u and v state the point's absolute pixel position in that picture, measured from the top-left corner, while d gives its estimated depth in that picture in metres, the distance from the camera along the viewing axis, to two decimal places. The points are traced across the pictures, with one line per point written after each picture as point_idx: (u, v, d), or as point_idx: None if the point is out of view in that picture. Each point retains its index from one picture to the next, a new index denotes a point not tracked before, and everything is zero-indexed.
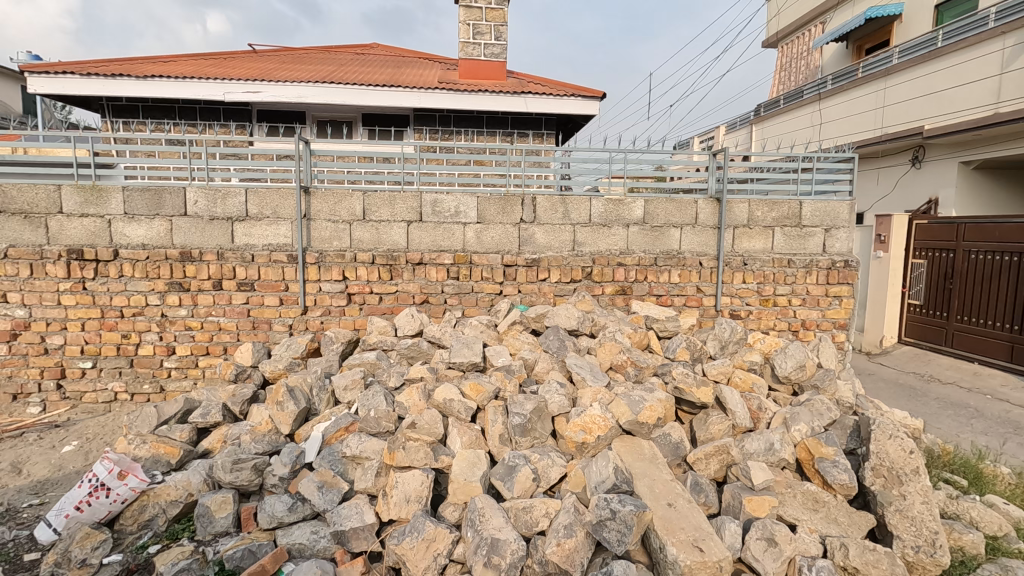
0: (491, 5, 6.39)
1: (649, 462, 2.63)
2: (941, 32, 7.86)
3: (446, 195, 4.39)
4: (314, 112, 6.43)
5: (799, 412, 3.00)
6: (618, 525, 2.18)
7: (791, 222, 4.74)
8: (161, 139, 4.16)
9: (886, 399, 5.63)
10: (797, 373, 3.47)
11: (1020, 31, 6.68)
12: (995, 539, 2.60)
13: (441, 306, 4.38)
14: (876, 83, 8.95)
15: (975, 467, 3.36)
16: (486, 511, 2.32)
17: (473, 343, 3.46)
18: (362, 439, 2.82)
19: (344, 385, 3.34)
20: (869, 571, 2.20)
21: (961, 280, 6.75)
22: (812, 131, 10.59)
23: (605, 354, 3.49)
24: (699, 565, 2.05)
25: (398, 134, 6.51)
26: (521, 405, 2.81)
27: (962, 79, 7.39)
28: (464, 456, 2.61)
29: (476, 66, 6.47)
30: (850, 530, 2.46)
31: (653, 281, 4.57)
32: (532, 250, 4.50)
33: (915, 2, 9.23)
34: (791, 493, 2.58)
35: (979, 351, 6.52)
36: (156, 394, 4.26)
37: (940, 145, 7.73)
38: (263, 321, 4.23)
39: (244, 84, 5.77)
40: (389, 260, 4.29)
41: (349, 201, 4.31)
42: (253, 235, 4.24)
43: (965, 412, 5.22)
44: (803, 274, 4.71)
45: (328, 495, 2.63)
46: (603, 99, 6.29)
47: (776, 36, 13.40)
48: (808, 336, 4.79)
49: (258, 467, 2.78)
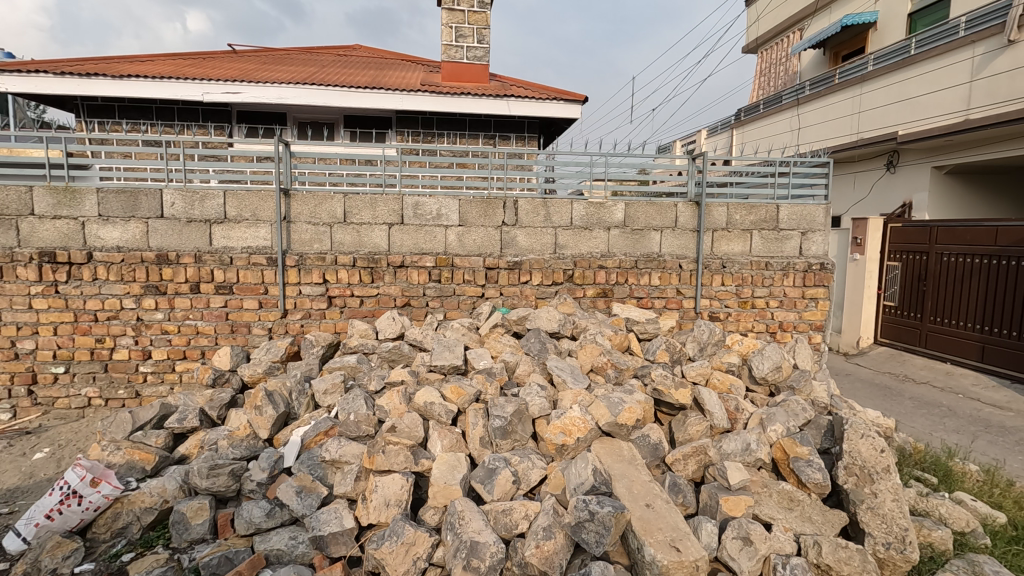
0: (473, 8, 6.39)
1: (628, 463, 2.65)
2: (913, 40, 8.06)
3: (428, 197, 4.37)
4: (295, 113, 6.39)
5: (775, 412, 3.05)
6: (597, 526, 2.19)
7: (768, 226, 4.82)
8: (138, 139, 4.09)
9: (862, 399, 5.74)
10: (774, 374, 3.52)
11: (988, 40, 6.89)
12: (963, 535, 2.68)
13: (423, 309, 4.37)
14: (852, 89, 9.15)
15: (945, 466, 3.44)
16: (466, 514, 2.32)
17: (454, 346, 3.47)
18: (341, 443, 2.81)
19: (324, 389, 3.33)
20: (842, 568, 2.24)
21: (934, 282, 6.93)
22: (791, 136, 10.80)
23: (586, 356, 3.51)
24: (676, 565, 2.08)
25: (380, 136, 6.49)
26: (502, 408, 2.82)
27: (935, 86, 7.60)
28: (445, 459, 2.62)
29: (458, 69, 6.48)
30: (823, 528, 2.50)
31: (634, 283, 4.61)
32: (514, 253, 4.51)
33: (889, 11, 9.46)
34: (767, 492, 2.62)
35: (952, 352, 6.68)
36: (132, 400, 4.18)
37: (914, 150, 7.92)
38: (241, 325, 4.19)
39: (223, 84, 5.70)
40: (370, 263, 4.27)
41: (330, 203, 4.27)
42: (231, 237, 4.19)
43: (938, 411, 5.34)
44: (780, 277, 4.79)
45: (307, 500, 2.60)
46: (584, 103, 6.32)
47: (755, 42, 13.62)
48: (785, 338, 4.87)
49: (235, 473, 2.77)
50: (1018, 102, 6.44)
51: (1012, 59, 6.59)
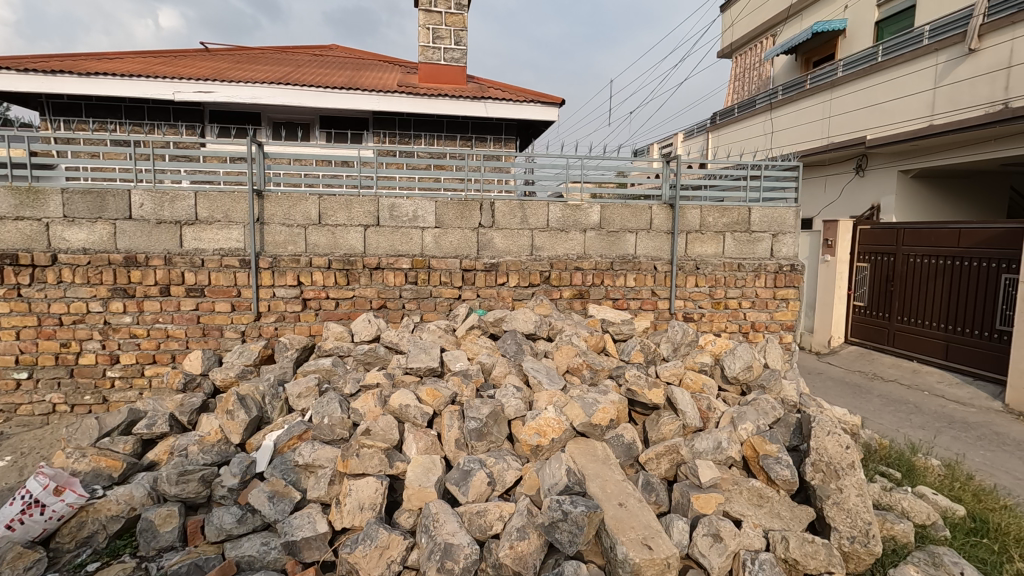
0: (450, 10, 6.38)
1: (601, 463, 2.67)
2: (880, 48, 8.27)
3: (405, 199, 4.35)
4: (269, 113, 6.31)
5: (746, 411, 3.11)
6: (570, 526, 2.21)
7: (740, 228, 4.91)
8: (106, 138, 3.99)
9: (832, 397, 5.89)
10: (745, 373, 3.60)
11: (950, 49, 7.11)
12: (924, 527, 2.77)
13: (400, 311, 4.34)
14: (822, 94, 9.37)
15: (908, 461, 3.56)
16: (440, 516, 2.32)
17: (430, 348, 3.46)
18: (314, 447, 2.78)
19: (298, 393, 3.29)
20: (807, 563, 2.31)
21: (901, 282, 7.14)
22: (764, 140, 11.01)
23: (562, 357, 3.53)
24: (647, 563, 2.11)
25: (356, 137, 6.44)
26: (477, 409, 2.83)
27: (902, 92, 7.81)
28: (419, 461, 2.61)
29: (436, 70, 6.48)
30: (791, 523, 2.55)
31: (609, 285, 4.65)
32: (490, 255, 4.52)
33: (858, 19, 9.72)
34: (737, 489, 2.67)
35: (918, 350, 6.88)
36: (99, 405, 4.07)
37: (883, 154, 8.14)
38: (213, 328, 4.11)
39: (195, 84, 5.60)
40: (345, 265, 4.23)
41: (305, 205, 4.23)
42: (203, 240, 4.12)
43: (905, 408, 5.50)
44: (752, 278, 4.89)
45: (279, 505, 2.58)
46: (561, 105, 6.38)
47: (730, 47, 13.87)
48: (757, 337, 4.97)
49: (205, 479, 2.73)
50: (980, 107, 6.65)
51: (973, 67, 6.81)
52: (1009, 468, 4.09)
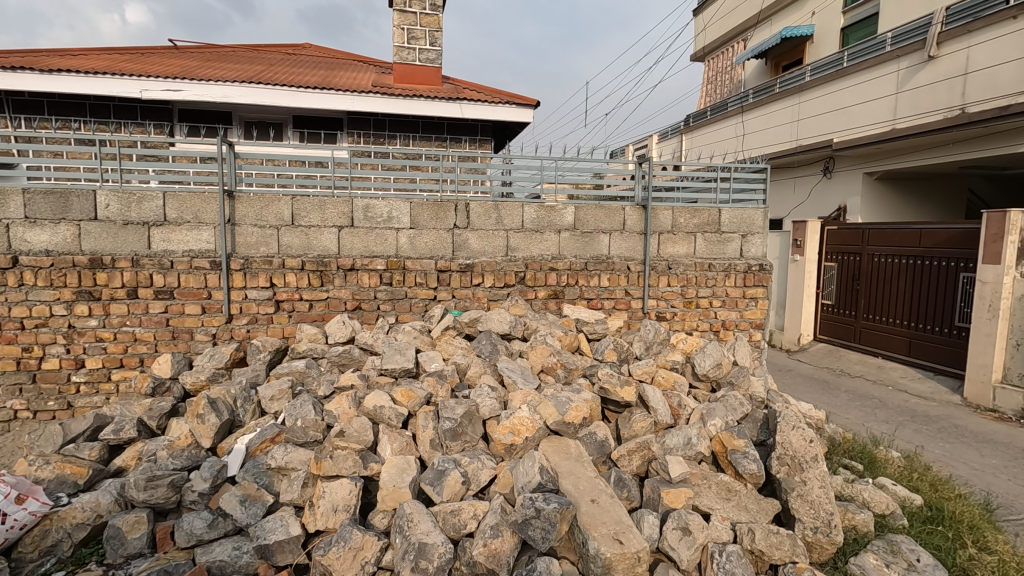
0: (425, 11, 6.38)
1: (574, 460, 2.71)
2: (846, 54, 8.52)
3: (379, 200, 4.34)
4: (240, 113, 6.22)
5: (715, 408, 3.20)
6: (542, 523, 2.24)
7: (710, 229, 5.02)
8: (69, 137, 3.89)
9: (802, 393, 6.06)
10: (714, 370, 3.68)
11: (911, 55, 7.37)
12: (883, 517, 2.88)
13: (374, 313, 4.32)
14: (790, 98, 9.61)
15: (870, 453, 3.69)
16: (415, 516, 2.34)
17: (405, 349, 3.47)
18: (287, 449, 2.76)
19: (270, 396, 3.26)
20: (773, 553, 2.40)
21: (867, 281, 7.36)
22: (736, 142, 11.24)
23: (536, 357, 3.57)
24: (618, 557, 2.15)
25: (329, 137, 6.36)
26: (452, 410, 2.84)
27: (866, 97, 8.06)
28: (393, 462, 2.61)
29: (411, 71, 6.46)
30: (758, 516, 2.62)
31: (584, 285, 4.70)
32: (466, 256, 4.53)
33: (824, 25, 10.00)
34: (706, 484, 2.72)
35: (883, 347, 7.11)
36: (63, 411, 3.96)
37: (849, 157, 8.39)
38: (183, 331, 4.04)
39: (164, 82, 5.50)
40: (319, 265, 4.19)
41: (277, 205, 4.19)
42: (171, 241, 4.05)
43: (870, 403, 5.69)
44: (722, 277, 5.00)
45: (251, 509, 2.56)
46: (536, 107, 6.42)
47: (702, 50, 14.12)
48: (727, 336, 5.08)
49: (175, 484, 2.69)
50: (939, 112, 6.93)
51: (933, 73, 7.07)
52: (966, 459, 4.26)
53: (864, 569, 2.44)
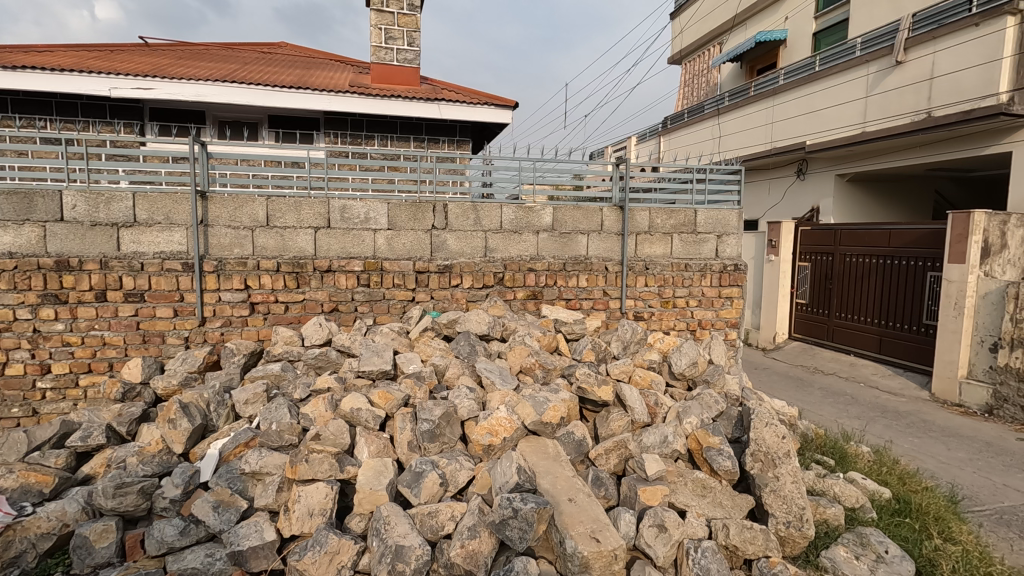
0: (403, 11, 6.35)
1: (552, 460, 2.72)
2: (818, 58, 8.73)
3: (356, 200, 4.30)
4: (213, 112, 6.11)
5: (692, 406, 3.23)
6: (520, 523, 2.23)
7: (686, 229, 5.08)
8: (35, 136, 3.80)
9: (777, 390, 6.18)
10: (690, 369, 3.74)
11: (880, 60, 7.56)
12: (854, 510, 2.95)
13: (352, 314, 4.28)
14: (764, 101, 9.80)
15: (842, 448, 3.78)
16: (391, 519, 2.32)
17: (383, 351, 3.44)
18: (262, 454, 2.72)
19: (244, 399, 3.20)
20: (746, 548, 2.44)
21: (839, 281, 7.53)
22: (712, 144, 11.41)
23: (515, 357, 3.58)
24: (595, 556, 2.16)
25: (306, 137, 6.29)
26: (430, 411, 2.83)
27: (837, 100, 8.25)
28: (371, 464, 2.59)
29: (388, 71, 6.42)
30: (732, 512, 2.66)
31: (562, 285, 4.72)
32: (444, 257, 4.52)
33: (797, 30, 10.21)
34: (682, 481, 2.75)
35: (855, 344, 7.28)
36: (28, 418, 3.84)
37: (822, 159, 8.58)
38: (155, 335, 3.95)
39: (134, 80, 5.37)
40: (295, 267, 4.14)
41: (251, 206, 4.13)
42: (142, 242, 3.96)
43: (843, 399, 5.82)
44: (698, 277, 5.07)
45: (225, 515, 2.51)
46: (515, 108, 6.44)
47: (679, 53, 14.29)
48: (704, 335, 5.15)
49: (145, 491, 2.62)
50: (907, 115, 7.13)
51: (900, 78, 7.26)
52: (934, 453, 4.39)
53: (835, 562, 2.50)
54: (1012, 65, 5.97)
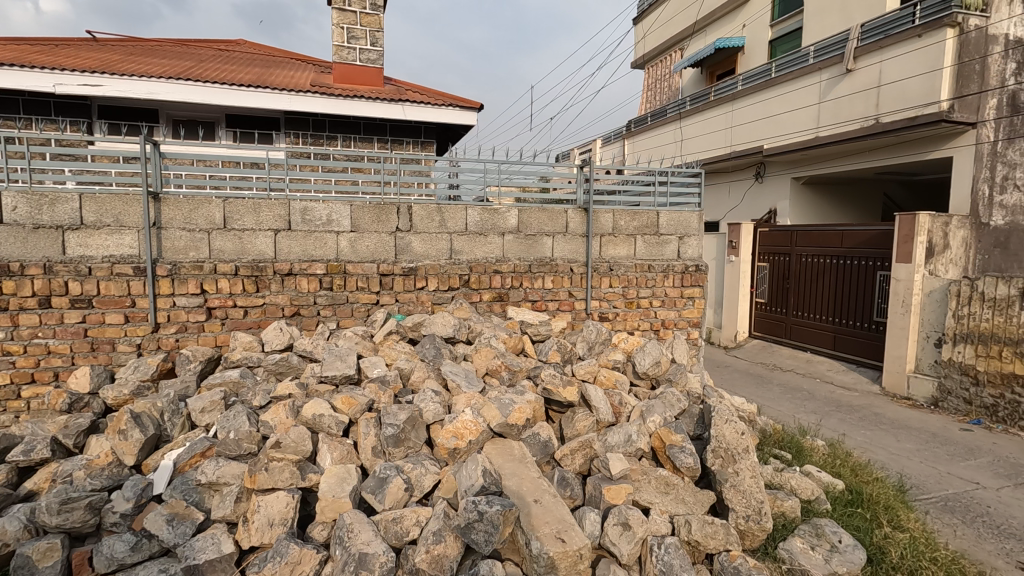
0: (365, 10, 6.27)
1: (518, 461, 2.72)
2: (773, 65, 9.00)
3: (318, 202, 4.22)
4: (167, 110, 5.90)
5: (655, 404, 3.29)
6: (485, 526, 2.22)
7: (649, 231, 5.17)
8: None
9: (738, 387, 6.35)
10: (654, 368, 3.80)
11: (832, 68, 7.87)
12: (809, 502, 3.05)
13: (314, 318, 4.19)
14: (724, 106, 10.06)
15: (798, 443, 3.90)
16: (355, 526, 2.28)
17: (346, 355, 3.38)
18: (219, 464, 2.64)
19: (201, 408, 3.10)
20: (707, 543, 2.50)
21: (796, 280, 7.80)
22: (674, 147, 11.65)
23: (481, 359, 3.56)
24: (560, 556, 2.17)
25: (265, 137, 6.14)
26: (394, 416, 2.79)
27: (792, 106, 8.54)
28: (333, 472, 2.54)
29: (352, 71, 6.33)
30: (694, 507, 2.72)
31: (528, 287, 4.74)
32: (408, 259, 4.47)
33: (753, 38, 10.53)
34: (646, 479, 2.80)
35: (810, 342, 7.54)
36: None
37: (778, 162, 8.86)
38: (104, 342, 3.78)
39: (81, 76, 5.14)
40: (254, 271, 4.03)
41: (208, 208, 4.00)
42: (89, 246, 3.79)
43: (800, 395, 6.03)
44: (661, 278, 5.17)
45: (180, 528, 2.42)
46: (480, 110, 6.44)
47: (642, 58, 14.55)
48: (667, 335, 5.24)
49: (93, 506, 2.51)
50: (856, 121, 7.43)
51: (851, 85, 7.57)
52: (884, 444, 4.59)
53: (792, 553, 2.58)
54: (952, 74, 6.27)
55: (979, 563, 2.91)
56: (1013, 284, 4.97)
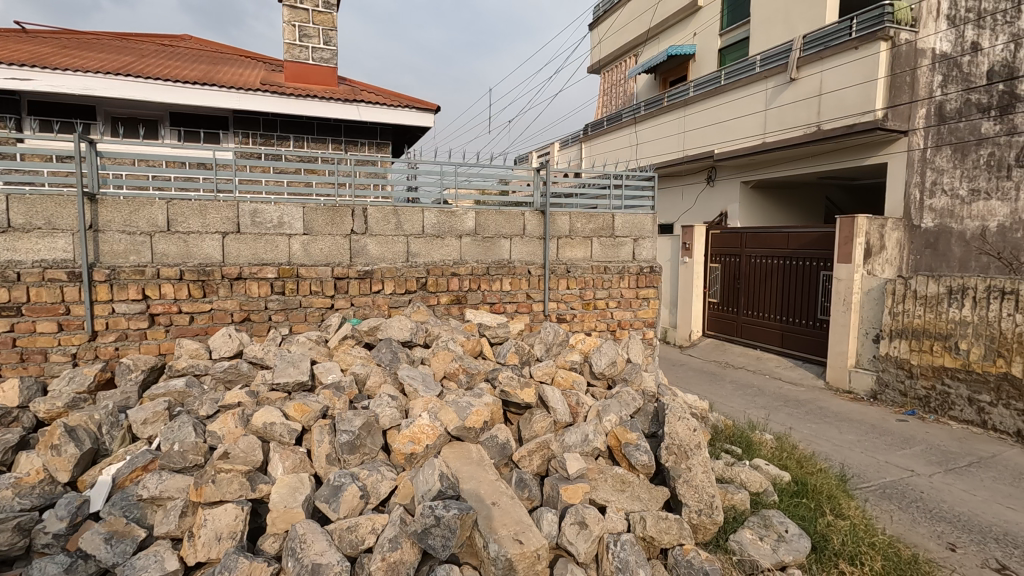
0: (317, 8, 6.15)
1: (476, 464, 2.71)
2: (722, 73, 9.30)
3: (268, 204, 4.09)
4: (105, 107, 5.61)
5: (611, 404, 3.35)
6: (442, 530, 2.20)
7: (605, 233, 5.26)
8: None
9: (692, 385, 6.54)
10: (610, 368, 3.87)
11: (776, 77, 8.20)
12: (758, 495, 3.16)
13: (265, 324, 4.07)
14: (676, 111, 10.33)
15: (748, 438, 4.04)
16: (308, 536, 2.22)
17: (299, 360, 3.29)
18: (162, 478, 2.53)
19: (143, 419, 2.96)
20: (662, 538, 2.55)
21: (746, 281, 8.08)
22: (630, 151, 11.89)
23: (439, 363, 3.53)
24: (518, 557, 2.18)
25: (212, 137, 5.93)
26: (350, 422, 2.74)
27: (741, 112, 8.86)
28: (285, 481, 2.47)
29: (304, 70, 6.18)
30: (649, 504, 2.78)
31: (486, 289, 4.75)
32: (364, 262, 4.39)
33: (704, 46, 10.86)
34: (603, 477, 2.84)
35: (760, 339, 7.83)
36: None
37: (728, 167, 9.17)
38: (35, 352, 3.57)
39: (7, 70, 4.82)
40: (200, 275, 3.88)
41: (150, 210, 3.82)
42: (18, 250, 3.56)
43: (751, 391, 6.25)
44: (617, 279, 5.26)
45: (119, 546, 2.30)
46: (437, 111, 6.40)
47: (598, 63, 14.81)
48: (623, 335, 5.34)
49: (22, 527, 2.35)
50: (800, 128, 7.78)
51: (794, 93, 7.91)
52: (828, 436, 4.81)
53: (742, 544, 2.67)
54: (885, 85, 6.65)
55: (914, 545, 3.09)
56: (942, 282, 5.30)
